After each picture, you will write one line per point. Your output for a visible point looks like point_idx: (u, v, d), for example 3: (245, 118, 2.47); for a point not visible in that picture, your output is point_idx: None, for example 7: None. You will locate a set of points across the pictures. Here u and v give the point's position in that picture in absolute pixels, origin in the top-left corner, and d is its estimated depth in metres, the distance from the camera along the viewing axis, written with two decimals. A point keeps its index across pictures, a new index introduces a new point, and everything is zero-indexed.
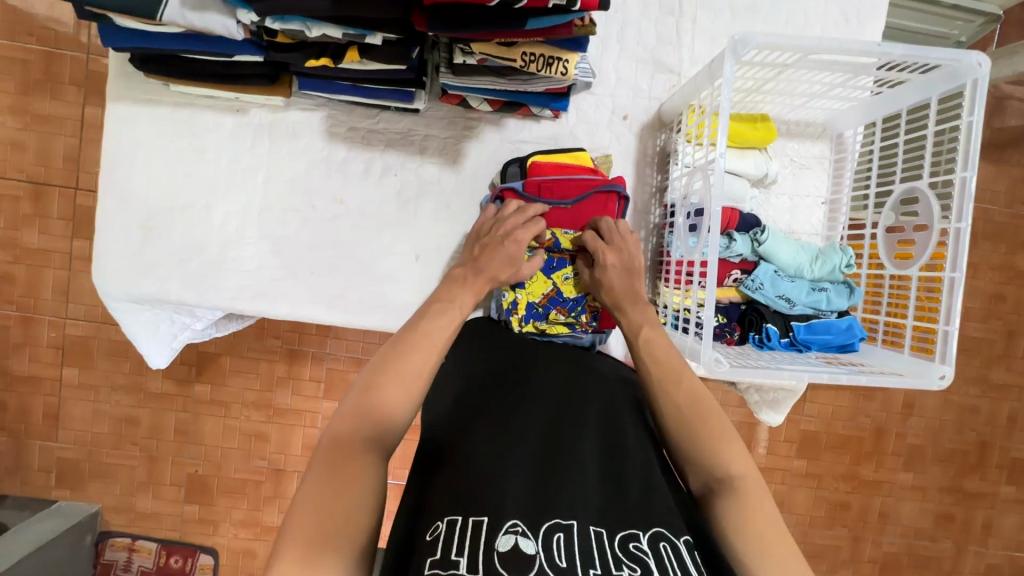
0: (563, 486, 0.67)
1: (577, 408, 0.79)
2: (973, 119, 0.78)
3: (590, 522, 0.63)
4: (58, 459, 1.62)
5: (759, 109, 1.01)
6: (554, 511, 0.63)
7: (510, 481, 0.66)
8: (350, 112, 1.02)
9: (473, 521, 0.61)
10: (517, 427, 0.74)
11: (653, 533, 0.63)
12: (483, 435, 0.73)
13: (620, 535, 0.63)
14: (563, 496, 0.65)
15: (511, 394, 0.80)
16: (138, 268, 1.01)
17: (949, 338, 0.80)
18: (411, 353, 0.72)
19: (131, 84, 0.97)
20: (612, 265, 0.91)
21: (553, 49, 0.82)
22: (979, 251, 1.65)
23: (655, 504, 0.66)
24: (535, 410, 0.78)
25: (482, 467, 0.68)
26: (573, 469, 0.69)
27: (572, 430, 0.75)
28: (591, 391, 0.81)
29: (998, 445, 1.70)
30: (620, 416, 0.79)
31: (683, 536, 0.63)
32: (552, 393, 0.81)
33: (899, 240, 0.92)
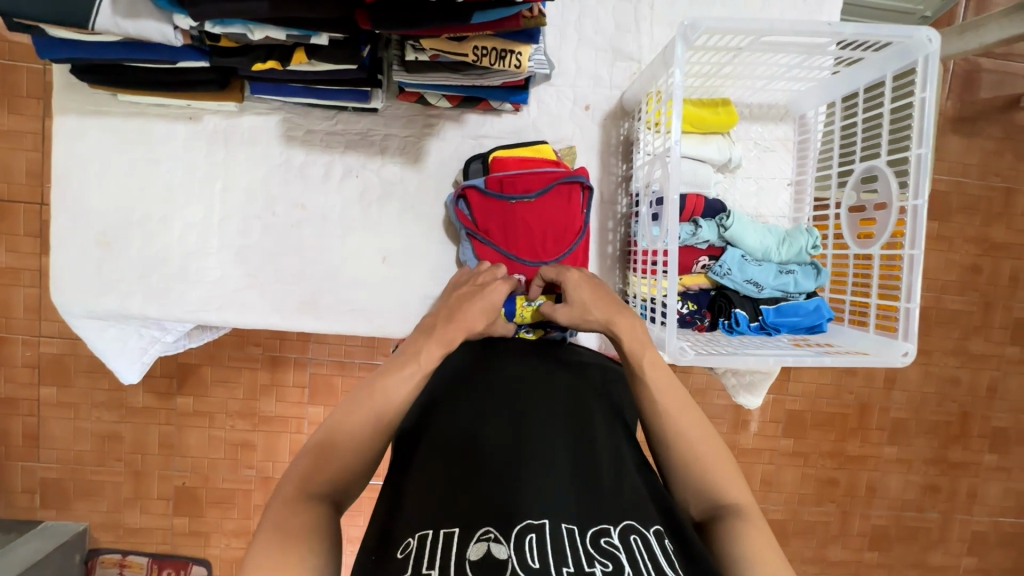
0: (534, 484, 0.65)
1: (547, 403, 0.77)
2: (926, 95, 0.78)
3: (562, 520, 0.62)
4: (41, 479, 1.60)
5: (719, 94, 1.00)
6: (525, 510, 0.62)
7: (480, 487, 0.65)
8: (307, 114, 1.00)
9: (444, 532, 0.59)
10: (487, 426, 0.73)
11: (623, 527, 0.62)
12: (451, 438, 0.71)
13: (593, 531, 0.62)
14: (535, 496, 0.64)
15: (480, 392, 0.78)
16: (97, 284, 0.99)
17: (910, 315, 0.81)
18: (380, 389, 0.72)
19: (79, 96, 0.95)
20: (578, 281, 0.87)
21: (505, 42, 0.81)
22: (954, 224, 1.66)
23: (625, 499, 0.66)
24: (503, 407, 0.76)
25: (452, 475, 0.67)
26: (543, 466, 0.68)
27: (543, 426, 0.73)
28: (559, 387, 0.80)
29: (980, 415, 1.72)
30: (589, 410, 0.78)
31: (653, 528, 0.63)
32: (521, 389, 0.78)
33: (861, 218, 0.92)
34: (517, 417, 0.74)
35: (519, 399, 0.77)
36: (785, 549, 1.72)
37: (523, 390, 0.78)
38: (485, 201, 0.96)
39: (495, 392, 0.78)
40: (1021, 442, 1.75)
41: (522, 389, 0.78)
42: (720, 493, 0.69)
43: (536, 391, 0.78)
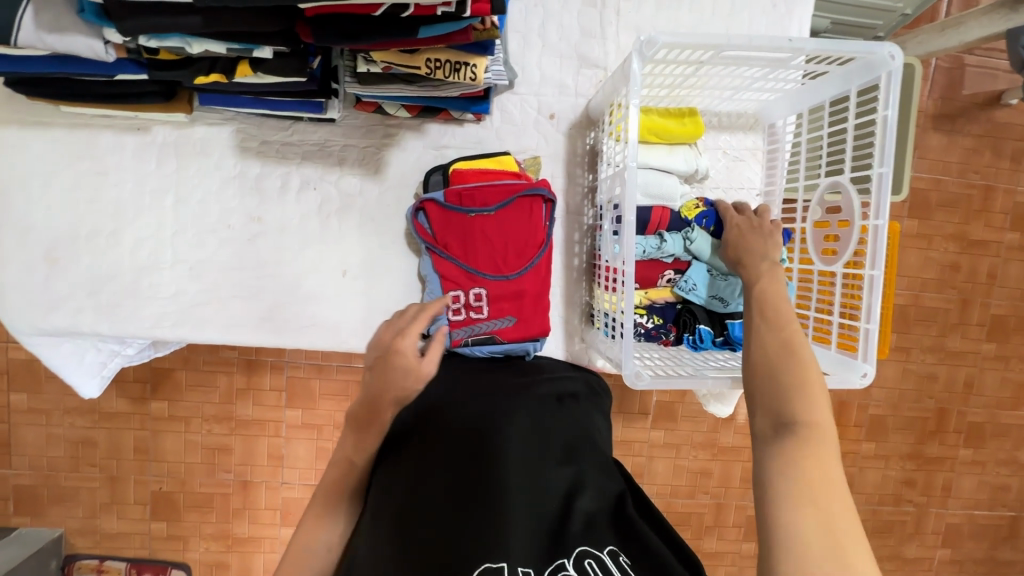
0: (486, 515, 0.61)
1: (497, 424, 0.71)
2: (887, 113, 0.76)
3: (517, 556, 0.58)
4: (15, 485, 1.58)
5: (686, 103, 0.98)
6: (477, 549, 0.58)
7: (431, 527, 0.61)
8: (261, 125, 0.97)
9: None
10: (432, 457, 0.68)
11: (578, 553, 0.59)
12: (399, 477, 0.67)
13: (550, 566, 0.58)
14: (487, 532, 0.60)
15: (427, 421, 0.73)
16: (45, 304, 0.95)
17: (870, 337, 0.78)
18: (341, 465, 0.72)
19: (19, 106, 0.91)
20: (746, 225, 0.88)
21: (459, 53, 0.78)
22: (933, 223, 1.66)
23: (582, 520, 0.62)
24: (451, 435, 0.70)
25: (401, 518, 0.63)
26: (495, 494, 0.63)
27: (493, 449, 0.68)
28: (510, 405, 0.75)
29: (956, 411, 1.74)
30: (543, 430, 0.72)
31: (608, 547, 0.60)
32: (471, 409, 0.74)
33: (825, 234, 0.89)
34: (464, 440, 0.69)
35: (466, 424, 0.71)
36: None
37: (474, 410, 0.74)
38: (445, 215, 0.94)
39: (442, 420, 0.73)
40: (996, 437, 1.76)
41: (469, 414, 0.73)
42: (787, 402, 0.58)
43: (485, 415, 0.72)
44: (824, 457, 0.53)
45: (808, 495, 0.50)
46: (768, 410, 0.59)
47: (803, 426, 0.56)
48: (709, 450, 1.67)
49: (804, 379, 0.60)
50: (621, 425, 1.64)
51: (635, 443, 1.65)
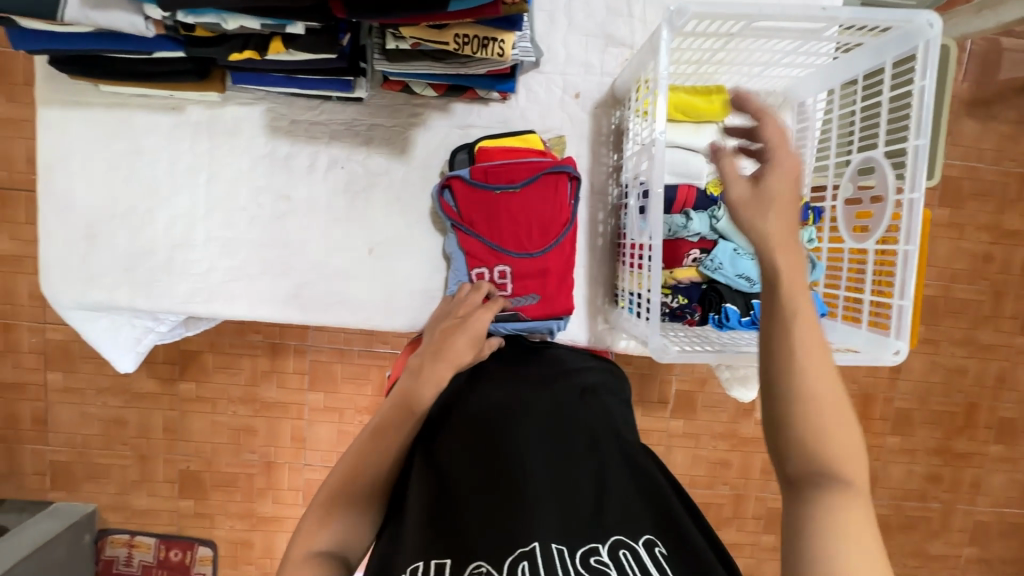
0: (520, 502, 0.64)
1: (529, 419, 0.75)
2: (925, 83, 0.74)
3: (551, 538, 0.60)
4: (50, 462, 1.63)
5: (714, 81, 0.97)
6: (514, 531, 0.61)
7: (466, 512, 0.64)
8: (291, 104, 0.98)
9: (436, 564, 0.59)
10: (467, 449, 0.71)
11: (612, 542, 0.60)
12: (436, 465, 0.71)
13: (583, 548, 0.60)
14: (522, 516, 0.62)
15: (463, 414, 0.77)
16: (83, 277, 0.99)
17: (903, 313, 0.78)
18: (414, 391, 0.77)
19: (60, 86, 0.94)
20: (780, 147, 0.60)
21: (487, 29, 0.79)
22: (965, 211, 1.61)
23: (614, 509, 0.64)
24: (481, 428, 0.74)
25: (439, 501, 0.66)
26: (529, 482, 0.66)
27: (527, 443, 0.71)
28: (537, 402, 0.78)
29: (986, 406, 1.69)
30: (573, 423, 0.75)
31: (643, 538, 0.61)
32: (500, 405, 0.77)
33: (857, 211, 0.88)
34: (498, 435, 0.72)
35: (498, 419, 0.75)
36: None
37: (504, 406, 0.77)
38: (470, 193, 0.95)
39: (477, 413, 0.77)
40: None
41: (503, 408, 0.77)
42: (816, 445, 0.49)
43: (518, 411, 0.76)
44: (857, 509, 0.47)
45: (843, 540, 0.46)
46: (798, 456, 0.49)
47: (840, 483, 0.48)
48: (728, 441, 1.66)
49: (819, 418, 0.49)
50: (640, 414, 1.64)
51: (654, 432, 1.64)
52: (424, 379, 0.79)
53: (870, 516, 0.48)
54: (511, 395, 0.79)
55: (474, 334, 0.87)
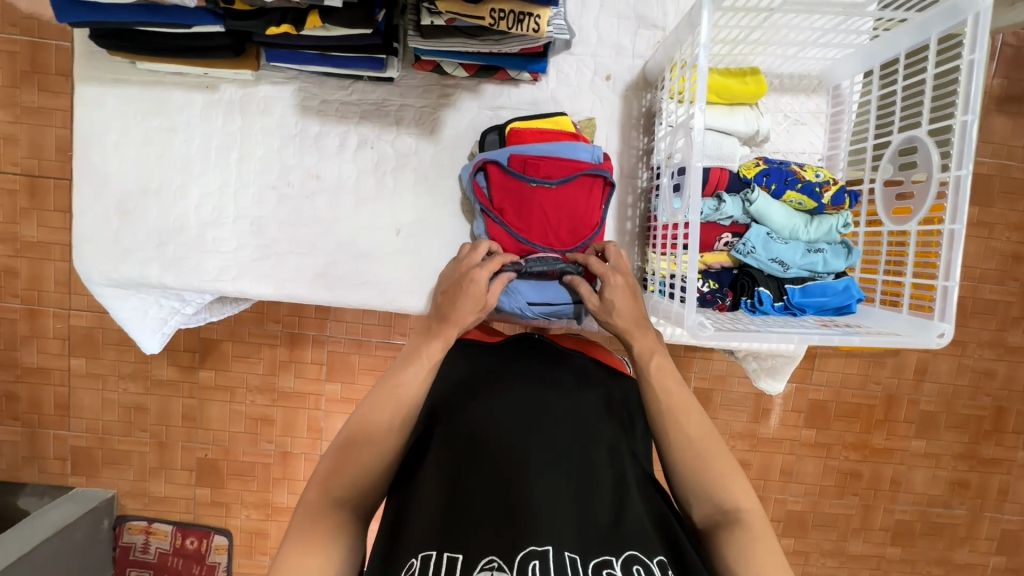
0: (537, 507, 0.63)
1: (554, 421, 0.73)
2: (974, 57, 0.72)
3: (566, 547, 0.60)
4: (72, 447, 1.65)
5: (748, 63, 0.96)
6: (528, 534, 0.61)
7: (481, 506, 0.64)
8: (322, 84, 0.99)
9: (447, 556, 0.59)
10: (490, 441, 0.70)
11: (627, 557, 0.60)
12: (456, 448, 0.70)
13: (596, 561, 0.60)
14: (538, 521, 0.62)
15: (488, 399, 0.75)
16: (116, 253, 1.00)
17: (949, 294, 0.76)
18: (411, 364, 0.75)
19: (98, 64, 0.95)
20: (621, 287, 0.84)
21: (524, 4, 0.78)
22: (995, 210, 1.57)
23: (630, 524, 0.64)
24: (505, 421, 0.72)
25: (454, 490, 0.65)
26: (547, 488, 0.66)
27: (550, 447, 0.70)
28: (563, 402, 0.76)
29: (1015, 410, 1.65)
30: (594, 430, 0.74)
31: (658, 557, 0.61)
32: (527, 397, 0.75)
33: (898, 193, 0.87)
34: (520, 432, 0.71)
35: (521, 413, 0.73)
36: (805, 542, 1.68)
37: (527, 401, 0.75)
38: (504, 178, 0.94)
39: (502, 403, 0.74)
40: None
41: (529, 400, 0.75)
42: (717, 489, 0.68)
43: (542, 408, 0.74)
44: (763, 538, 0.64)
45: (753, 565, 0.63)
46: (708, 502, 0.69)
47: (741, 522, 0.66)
48: (748, 440, 1.63)
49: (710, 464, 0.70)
50: None
51: None
52: (434, 338, 0.78)
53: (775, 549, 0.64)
54: (536, 386, 0.77)
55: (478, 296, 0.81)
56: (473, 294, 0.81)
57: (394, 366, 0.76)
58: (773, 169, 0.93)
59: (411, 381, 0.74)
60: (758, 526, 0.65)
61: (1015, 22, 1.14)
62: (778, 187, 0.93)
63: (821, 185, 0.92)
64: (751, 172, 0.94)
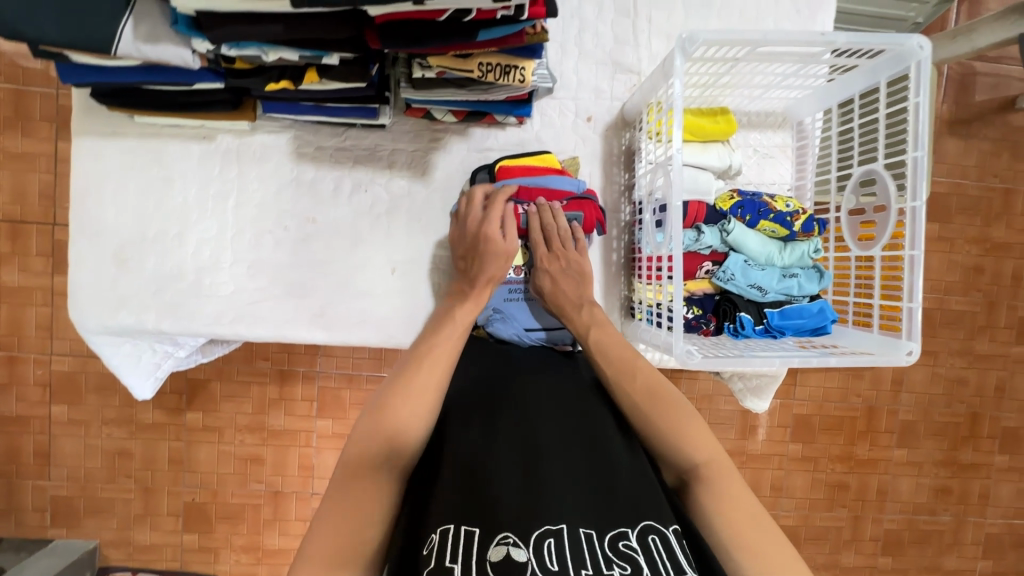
0: (551, 489, 0.67)
1: (564, 412, 0.78)
2: (920, 99, 0.80)
3: (580, 524, 0.64)
4: (52, 497, 1.60)
5: (718, 103, 1.03)
6: (544, 511, 0.64)
7: (500, 488, 0.67)
8: (316, 131, 1.03)
9: (465, 532, 0.61)
10: (500, 432, 0.74)
11: (641, 529, 0.64)
12: (473, 439, 0.73)
13: (611, 533, 0.64)
14: (554, 500, 0.66)
15: (499, 399, 0.80)
16: (113, 301, 1.01)
17: (914, 315, 0.82)
18: (440, 339, 0.82)
19: (95, 118, 0.98)
20: (553, 272, 0.95)
21: (509, 58, 0.84)
22: (955, 225, 1.68)
23: (640, 498, 0.68)
24: (517, 415, 0.77)
25: (473, 473, 0.69)
26: (561, 473, 0.69)
27: (560, 436, 0.74)
28: (571, 393, 0.81)
29: (989, 415, 1.72)
30: (602, 418, 0.79)
31: (671, 527, 0.65)
32: (536, 393, 0.81)
33: (861, 221, 0.94)
34: (531, 423, 0.76)
35: (532, 408, 0.78)
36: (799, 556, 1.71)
37: (538, 398, 0.80)
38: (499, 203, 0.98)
39: (514, 400, 0.79)
40: None
41: (536, 397, 0.80)
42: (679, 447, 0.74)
43: (552, 401, 0.80)
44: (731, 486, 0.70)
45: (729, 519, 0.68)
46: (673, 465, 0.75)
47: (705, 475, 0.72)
48: (739, 457, 1.66)
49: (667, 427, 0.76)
50: None
51: None
52: (466, 303, 0.89)
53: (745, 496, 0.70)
54: (544, 384, 0.83)
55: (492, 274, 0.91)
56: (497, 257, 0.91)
57: (417, 356, 0.79)
58: (747, 201, 0.99)
59: (439, 366, 0.77)
60: (720, 470, 0.72)
61: (954, 55, 1.25)
62: (752, 217, 0.99)
63: (792, 215, 0.98)
64: (727, 204, 1.01)
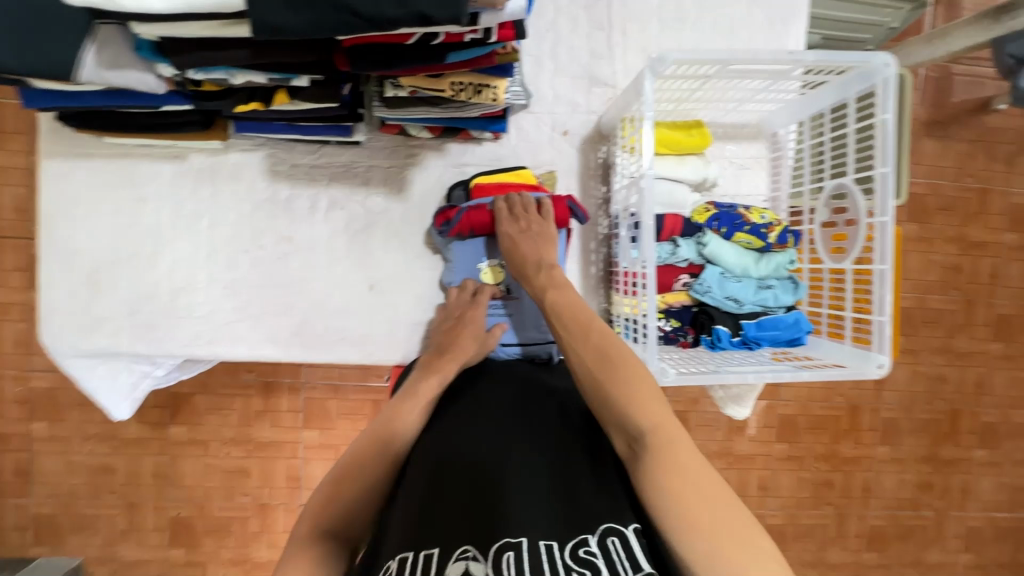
0: (512, 498, 0.66)
1: (528, 429, 0.77)
2: (886, 116, 0.82)
3: (540, 535, 0.61)
4: (34, 515, 1.58)
5: (693, 116, 1.04)
6: (503, 523, 0.62)
7: (461, 505, 0.66)
8: (291, 149, 1.02)
9: (423, 555, 0.61)
10: (461, 453, 0.74)
11: (602, 531, 0.63)
12: (435, 460, 0.73)
13: (573, 541, 0.62)
14: (515, 510, 0.64)
15: (465, 417, 0.81)
16: (86, 325, 0.99)
17: (884, 328, 0.83)
18: (413, 393, 0.83)
19: (64, 139, 0.96)
20: (514, 233, 0.93)
21: (481, 77, 0.84)
22: (933, 225, 1.70)
23: (603, 505, 0.67)
24: (479, 435, 0.76)
25: (434, 495, 0.68)
26: (523, 482, 0.69)
27: (524, 445, 0.74)
28: (535, 411, 0.81)
29: (969, 411, 1.75)
30: (567, 432, 0.78)
31: (631, 526, 0.65)
32: (499, 413, 0.80)
33: (833, 234, 0.95)
34: (493, 440, 0.75)
35: (495, 427, 0.78)
36: (786, 555, 1.73)
37: (502, 417, 0.80)
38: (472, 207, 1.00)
39: (476, 422, 0.79)
40: (1010, 437, 1.78)
41: (498, 417, 0.80)
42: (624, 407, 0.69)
43: (516, 421, 0.79)
44: (676, 450, 0.64)
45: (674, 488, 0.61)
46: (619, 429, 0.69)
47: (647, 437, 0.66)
48: (725, 458, 1.68)
49: (614, 381, 0.71)
50: None
51: None
52: (433, 373, 0.86)
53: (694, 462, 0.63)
54: (508, 405, 0.82)
55: (476, 332, 0.93)
56: (471, 335, 0.92)
57: (392, 402, 0.83)
58: (722, 214, 1.00)
59: (409, 415, 0.80)
60: (666, 432, 0.66)
61: (930, 58, 1.27)
62: (727, 229, 1.00)
63: (767, 227, 0.99)
64: (703, 217, 1.01)
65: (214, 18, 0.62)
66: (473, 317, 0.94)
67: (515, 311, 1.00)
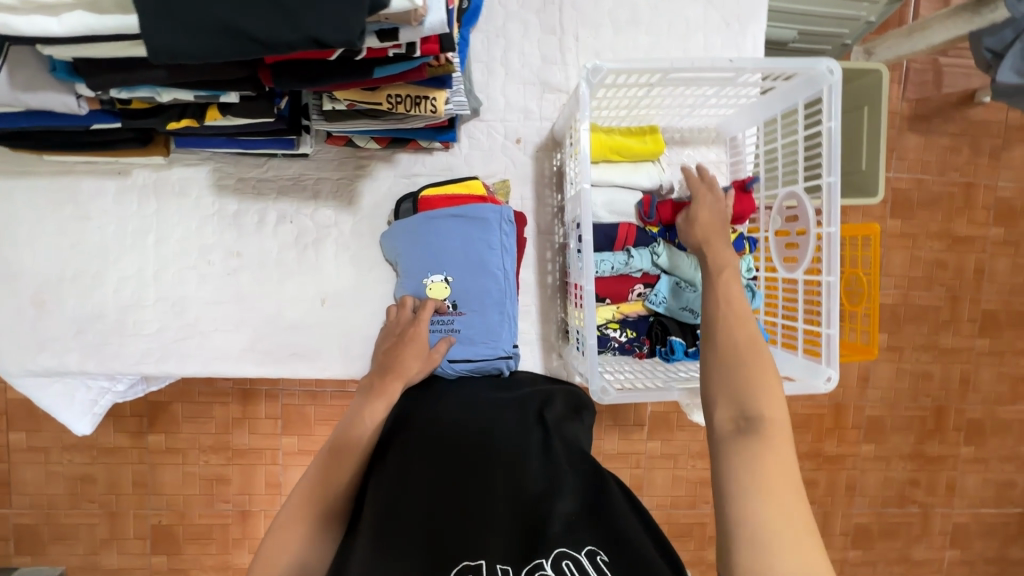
0: (469, 520, 0.62)
1: (487, 436, 0.72)
2: (831, 124, 0.82)
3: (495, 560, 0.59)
4: (14, 525, 1.58)
5: (648, 121, 1.01)
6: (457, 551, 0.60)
7: (421, 525, 0.63)
8: (237, 163, 1.00)
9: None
10: (418, 466, 0.69)
11: (555, 553, 0.58)
12: (388, 477, 0.69)
13: (527, 566, 0.58)
14: (471, 534, 0.61)
15: (425, 424, 0.76)
16: (34, 344, 0.98)
17: (831, 342, 0.82)
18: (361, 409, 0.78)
19: (5, 157, 0.95)
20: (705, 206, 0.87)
21: (419, 88, 0.82)
22: (917, 221, 1.67)
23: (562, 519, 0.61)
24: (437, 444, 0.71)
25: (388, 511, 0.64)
26: (480, 497, 0.64)
27: (484, 454, 0.69)
28: (494, 415, 0.76)
29: (954, 408, 1.73)
30: (526, 436, 0.72)
31: (586, 546, 0.59)
32: (460, 420, 0.75)
33: (786, 243, 0.94)
34: (453, 450, 0.70)
35: (452, 435, 0.72)
36: None
37: (461, 425, 0.74)
38: None
39: (436, 429, 0.74)
40: (996, 433, 1.76)
41: (458, 424, 0.74)
42: (750, 389, 0.60)
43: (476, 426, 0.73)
44: (781, 449, 0.55)
45: (766, 491, 0.52)
46: (729, 401, 0.60)
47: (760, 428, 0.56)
48: None
49: (755, 353, 0.62)
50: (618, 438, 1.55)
51: (632, 455, 1.55)
52: (379, 397, 0.80)
53: (786, 463, 0.55)
54: (466, 413, 0.77)
55: (418, 348, 0.88)
56: (414, 352, 0.88)
57: (347, 412, 0.79)
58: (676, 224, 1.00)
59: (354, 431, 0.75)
60: (775, 439, 0.56)
61: (910, 50, 1.28)
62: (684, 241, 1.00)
63: None
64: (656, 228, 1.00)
65: (119, 40, 0.60)
66: (415, 332, 0.90)
67: (463, 326, 0.96)
